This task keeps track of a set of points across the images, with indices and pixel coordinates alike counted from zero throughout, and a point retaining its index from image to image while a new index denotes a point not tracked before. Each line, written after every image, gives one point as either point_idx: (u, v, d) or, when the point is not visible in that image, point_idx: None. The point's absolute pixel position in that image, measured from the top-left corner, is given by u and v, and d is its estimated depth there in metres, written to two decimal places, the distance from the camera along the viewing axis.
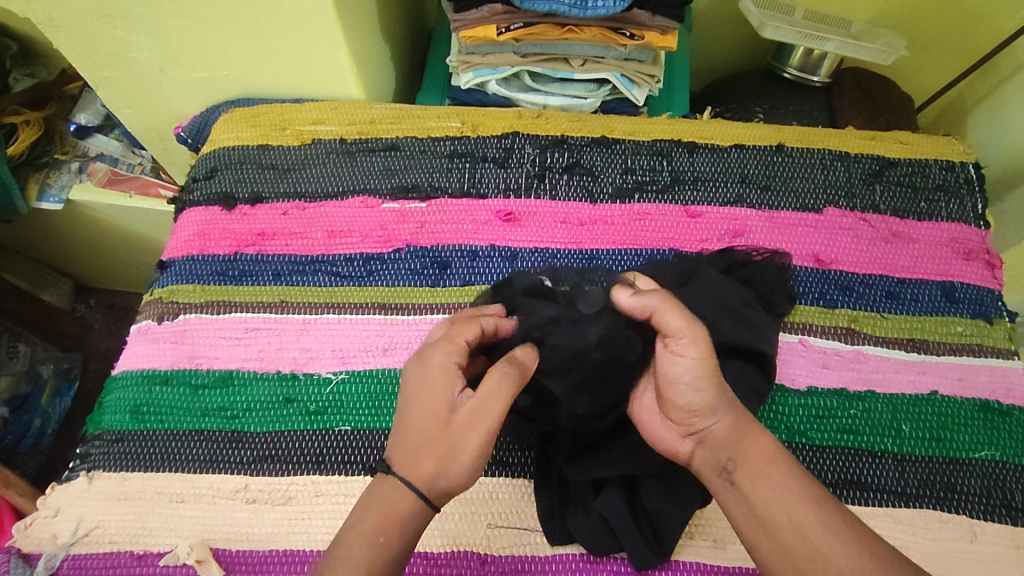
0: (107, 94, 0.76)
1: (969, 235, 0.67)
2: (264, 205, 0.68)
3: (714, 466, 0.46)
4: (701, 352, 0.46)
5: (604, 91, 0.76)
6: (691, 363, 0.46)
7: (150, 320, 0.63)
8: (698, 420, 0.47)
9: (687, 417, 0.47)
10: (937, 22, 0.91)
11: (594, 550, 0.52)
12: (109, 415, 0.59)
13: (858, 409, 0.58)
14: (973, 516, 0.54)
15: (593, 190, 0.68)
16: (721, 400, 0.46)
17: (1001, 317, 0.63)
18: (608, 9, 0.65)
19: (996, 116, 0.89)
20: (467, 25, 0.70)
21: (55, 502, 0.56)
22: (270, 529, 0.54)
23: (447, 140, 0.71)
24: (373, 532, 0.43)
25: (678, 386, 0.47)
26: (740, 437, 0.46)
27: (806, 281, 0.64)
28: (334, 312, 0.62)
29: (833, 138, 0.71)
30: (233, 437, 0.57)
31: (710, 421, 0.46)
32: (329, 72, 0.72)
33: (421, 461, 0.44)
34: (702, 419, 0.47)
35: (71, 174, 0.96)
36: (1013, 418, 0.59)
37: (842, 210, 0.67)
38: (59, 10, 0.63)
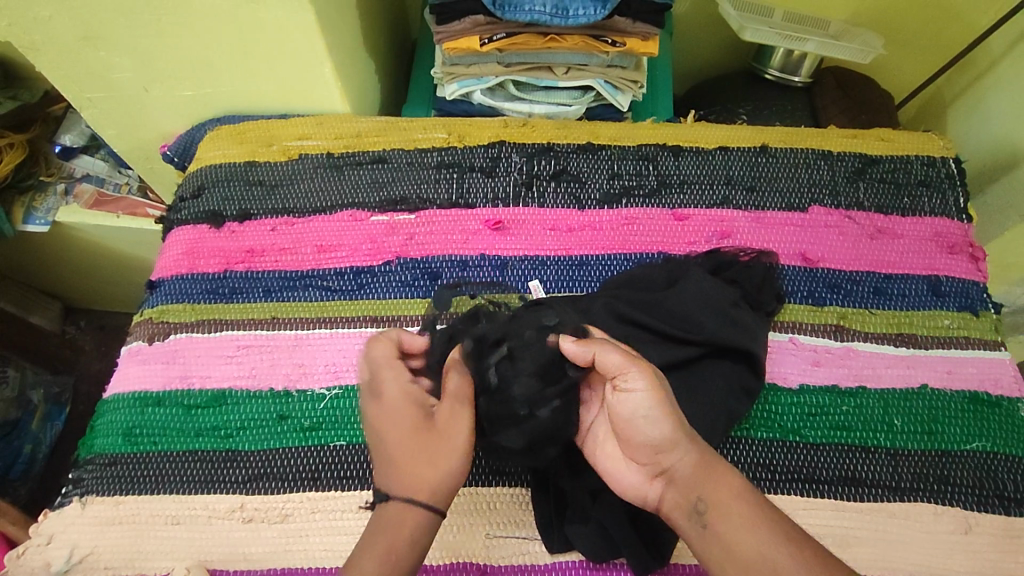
0: (91, 115, 0.76)
1: (953, 229, 0.67)
2: (251, 222, 0.68)
3: (685, 508, 0.45)
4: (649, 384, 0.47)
5: (588, 97, 0.76)
6: (644, 397, 0.47)
7: (139, 342, 0.63)
8: (663, 455, 0.47)
9: (653, 454, 0.47)
10: (913, 21, 0.92)
11: (593, 557, 0.52)
12: (102, 438, 0.59)
13: (850, 405, 0.58)
14: (967, 507, 0.55)
15: (580, 196, 0.68)
16: (682, 430, 0.47)
17: (987, 309, 0.64)
18: (588, 18, 0.66)
19: (973, 109, 0.91)
20: (451, 36, 0.71)
21: (49, 529, 0.55)
22: (268, 548, 0.54)
23: (434, 151, 0.71)
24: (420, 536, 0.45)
25: (636, 423, 0.47)
26: (709, 469, 0.46)
27: (793, 280, 0.64)
28: (325, 327, 0.62)
29: (816, 138, 0.72)
30: (227, 456, 0.57)
31: (678, 453, 0.46)
32: (315, 87, 0.72)
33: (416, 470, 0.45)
34: (667, 454, 0.47)
35: (57, 196, 0.95)
36: (1002, 408, 0.59)
37: (826, 208, 0.68)
38: (41, 33, 0.63)
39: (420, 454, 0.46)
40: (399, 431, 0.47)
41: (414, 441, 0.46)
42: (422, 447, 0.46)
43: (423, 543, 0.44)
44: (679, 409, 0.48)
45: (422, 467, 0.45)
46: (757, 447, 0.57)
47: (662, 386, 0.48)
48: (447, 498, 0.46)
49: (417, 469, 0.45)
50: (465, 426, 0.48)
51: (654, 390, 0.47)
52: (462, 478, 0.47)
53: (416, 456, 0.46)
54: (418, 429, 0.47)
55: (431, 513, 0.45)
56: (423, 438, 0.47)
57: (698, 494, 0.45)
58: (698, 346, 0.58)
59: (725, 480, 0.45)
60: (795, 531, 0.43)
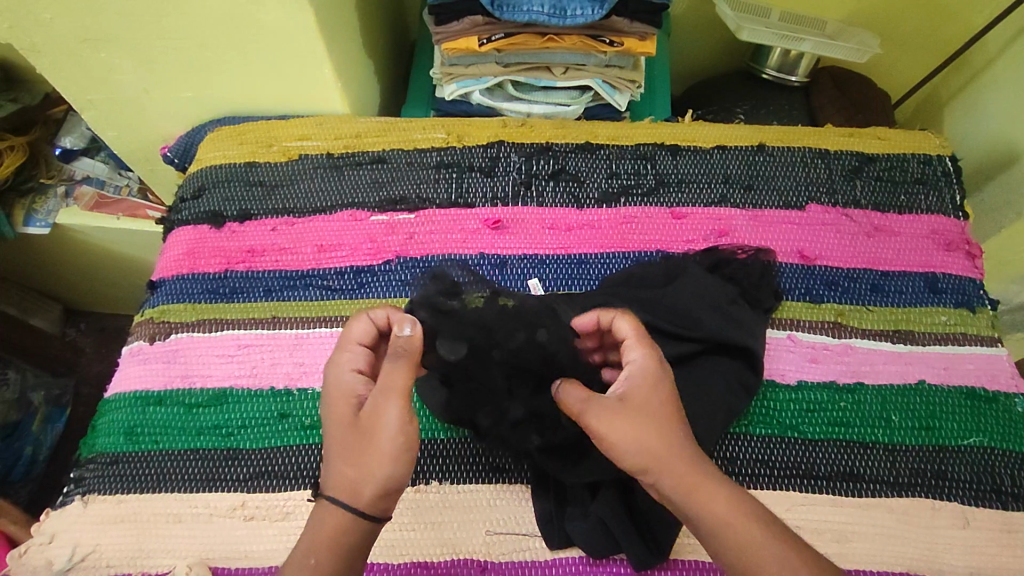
0: (92, 117, 0.76)
1: (949, 226, 0.68)
2: (251, 222, 0.68)
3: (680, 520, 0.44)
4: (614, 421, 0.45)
5: (586, 98, 0.77)
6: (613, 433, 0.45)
7: (141, 341, 0.63)
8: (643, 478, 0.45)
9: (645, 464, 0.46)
10: (909, 21, 0.93)
11: (594, 553, 0.52)
12: (103, 437, 0.59)
13: (848, 401, 0.59)
14: (965, 502, 0.55)
15: (579, 195, 0.68)
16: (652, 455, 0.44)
17: (984, 306, 0.64)
18: (586, 18, 0.66)
19: (969, 108, 0.91)
20: (449, 37, 0.71)
21: (51, 528, 0.55)
22: (270, 546, 0.54)
23: (434, 151, 0.71)
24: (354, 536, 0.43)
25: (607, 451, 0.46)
26: (694, 485, 0.43)
27: (791, 277, 0.65)
28: (326, 326, 0.63)
29: (813, 136, 0.73)
30: (228, 455, 0.57)
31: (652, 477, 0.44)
32: (314, 88, 0.72)
33: (343, 471, 0.44)
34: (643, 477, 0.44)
35: (57, 199, 0.96)
36: (999, 404, 0.60)
37: (823, 207, 0.68)
38: (42, 35, 0.64)
39: (356, 452, 0.44)
40: (333, 425, 0.46)
41: (340, 438, 0.45)
42: (374, 446, 0.43)
43: (348, 545, 0.43)
44: (645, 440, 0.44)
45: (344, 467, 0.44)
46: (755, 443, 0.57)
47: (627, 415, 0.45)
48: (373, 501, 0.43)
49: (338, 470, 0.44)
50: (392, 420, 0.44)
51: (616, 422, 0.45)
52: (390, 480, 0.43)
53: (340, 458, 0.44)
54: (349, 426, 0.45)
55: (353, 516, 0.43)
56: (354, 434, 0.44)
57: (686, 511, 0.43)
58: (696, 343, 0.58)
59: (716, 494, 0.43)
60: (788, 554, 0.41)
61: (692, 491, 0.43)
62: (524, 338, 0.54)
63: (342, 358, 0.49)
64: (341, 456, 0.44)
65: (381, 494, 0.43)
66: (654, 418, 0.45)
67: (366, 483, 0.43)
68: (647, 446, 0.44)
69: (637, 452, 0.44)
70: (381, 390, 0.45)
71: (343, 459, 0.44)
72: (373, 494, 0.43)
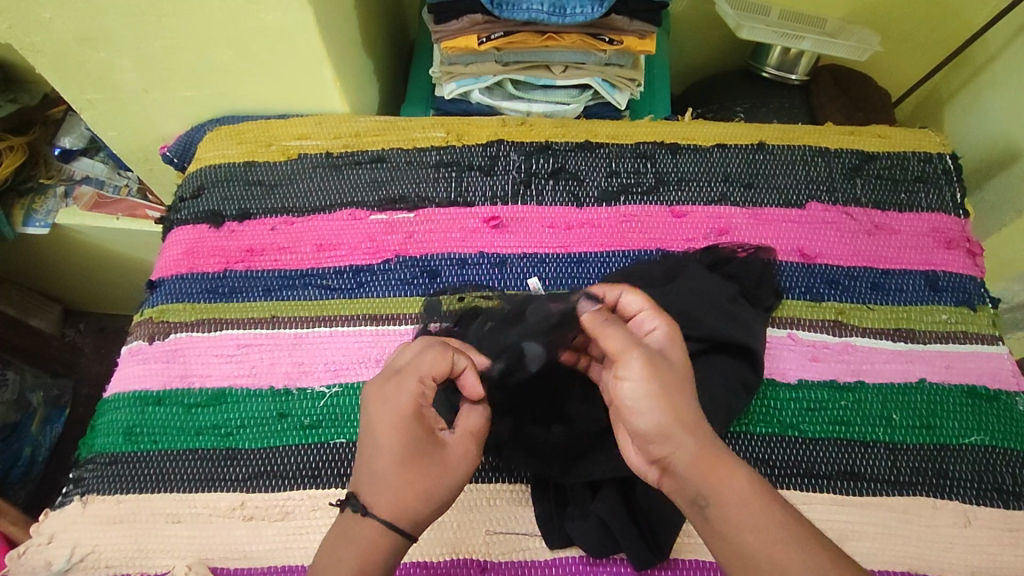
0: (91, 117, 0.76)
1: (950, 224, 0.68)
2: (251, 221, 0.68)
3: (686, 498, 0.43)
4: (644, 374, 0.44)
5: (586, 96, 0.77)
6: (641, 385, 0.44)
7: (140, 341, 0.63)
8: (653, 447, 0.44)
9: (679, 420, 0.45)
10: (909, 19, 0.93)
11: (594, 553, 0.52)
12: (102, 437, 0.59)
13: (849, 400, 0.59)
14: (966, 501, 0.55)
15: (579, 194, 0.68)
16: (676, 420, 0.43)
17: (985, 304, 0.64)
18: (585, 16, 0.66)
19: (970, 106, 0.91)
20: (449, 36, 0.71)
21: (50, 528, 0.55)
22: (269, 546, 0.54)
23: (433, 150, 0.71)
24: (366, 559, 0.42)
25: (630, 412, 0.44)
26: (708, 465, 0.42)
27: (792, 276, 0.65)
28: (325, 326, 0.62)
29: (813, 135, 0.72)
30: (227, 455, 0.57)
31: (671, 447, 0.43)
32: (313, 87, 0.72)
33: (400, 496, 0.43)
34: (661, 445, 0.43)
35: (57, 199, 0.95)
36: (1000, 402, 0.59)
37: (824, 205, 0.68)
38: (41, 34, 0.64)
39: (423, 482, 0.44)
40: (397, 439, 0.44)
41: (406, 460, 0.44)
42: (444, 481, 0.45)
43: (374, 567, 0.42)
44: (675, 403, 0.44)
45: (409, 495, 0.43)
46: (756, 442, 0.57)
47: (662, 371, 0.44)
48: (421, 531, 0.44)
49: (399, 491, 0.43)
50: (468, 467, 0.47)
51: (650, 371, 0.44)
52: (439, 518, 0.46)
53: (400, 483, 0.43)
54: (417, 453, 0.44)
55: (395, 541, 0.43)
56: (421, 464, 0.44)
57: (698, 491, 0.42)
58: (696, 341, 0.58)
59: (732, 476, 0.42)
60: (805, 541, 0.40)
61: (706, 471, 0.42)
62: (524, 336, 0.54)
63: (407, 380, 0.46)
64: (399, 480, 0.43)
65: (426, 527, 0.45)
66: (684, 383, 0.45)
67: (427, 514, 0.44)
68: (676, 415, 0.43)
69: (667, 426, 0.43)
70: (466, 435, 0.48)
71: (402, 484, 0.43)
72: (426, 525, 0.45)
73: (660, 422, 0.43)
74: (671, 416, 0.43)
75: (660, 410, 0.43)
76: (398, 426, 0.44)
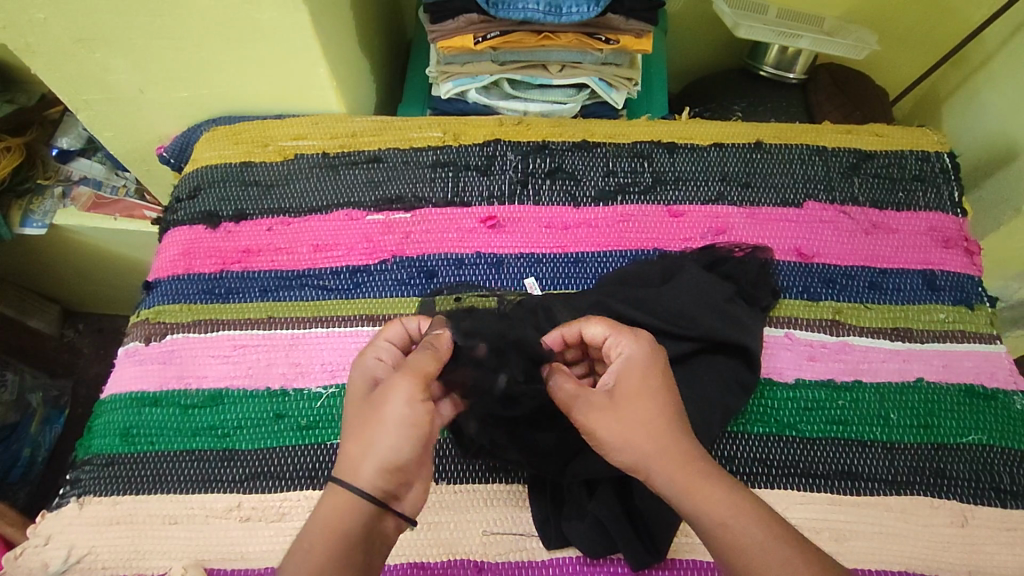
0: (87, 117, 0.76)
1: (947, 223, 0.68)
2: (248, 222, 0.68)
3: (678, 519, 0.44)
4: (599, 421, 0.45)
5: (583, 96, 0.77)
6: (603, 431, 0.45)
7: (136, 342, 0.63)
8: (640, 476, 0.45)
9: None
10: (907, 17, 0.92)
11: (590, 553, 0.52)
12: (99, 439, 0.59)
13: (846, 399, 0.59)
14: (964, 500, 0.55)
15: (576, 194, 0.68)
16: (642, 454, 0.44)
17: (983, 303, 0.64)
18: (582, 15, 0.66)
19: (968, 104, 0.91)
20: (445, 35, 0.71)
21: (47, 529, 0.55)
22: (265, 547, 0.54)
23: (430, 150, 0.71)
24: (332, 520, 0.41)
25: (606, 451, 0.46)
26: (692, 483, 0.42)
27: (789, 275, 0.64)
28: (322, 326, 0.62)
29: (811, 133, 0.72)
30: (223, 456, 0.57)
31: (650, 477, 0.44)
32: (310, 87, 0.72)
33: (347, 446, 0.43)
34: (641, 476, 0.44)
35: (54, 200, 0.95)
36: (997, 401, 0.59)
37: (821, 204, 0.68)
38: (36, 35, 0.63)
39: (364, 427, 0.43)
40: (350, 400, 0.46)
41: (354, 419, 0.44)
42: (381, 421, 0.43)
43: (337, 528, 0.40)
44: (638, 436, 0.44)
45: (350, 444, 0.43)
46: (753, 442, 0.57)
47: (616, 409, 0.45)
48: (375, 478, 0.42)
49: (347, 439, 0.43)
50: (404, 396, 0.43)
51: (603, 416, 0.45)
52: (395, 456, 0.42)
53: (349, 434, 0.44)
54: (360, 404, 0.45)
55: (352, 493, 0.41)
56: (365, 411, 0.44)
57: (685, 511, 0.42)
58: (693, 341, 0.58)
59: (717, 494, 0.42)
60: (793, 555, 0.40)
61: (692, 489, 0.42)
62: None
63: (368, 350, 0.50)
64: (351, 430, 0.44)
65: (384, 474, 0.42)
66: (644, 413, 0.45)
67: (371, 458, 0.42)
68: (640, 447, 0.44)
69: (638, 453, 0.44)
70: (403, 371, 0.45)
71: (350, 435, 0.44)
72: (377, 470, 0.42)
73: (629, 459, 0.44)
74: (638, 450, 0.44)
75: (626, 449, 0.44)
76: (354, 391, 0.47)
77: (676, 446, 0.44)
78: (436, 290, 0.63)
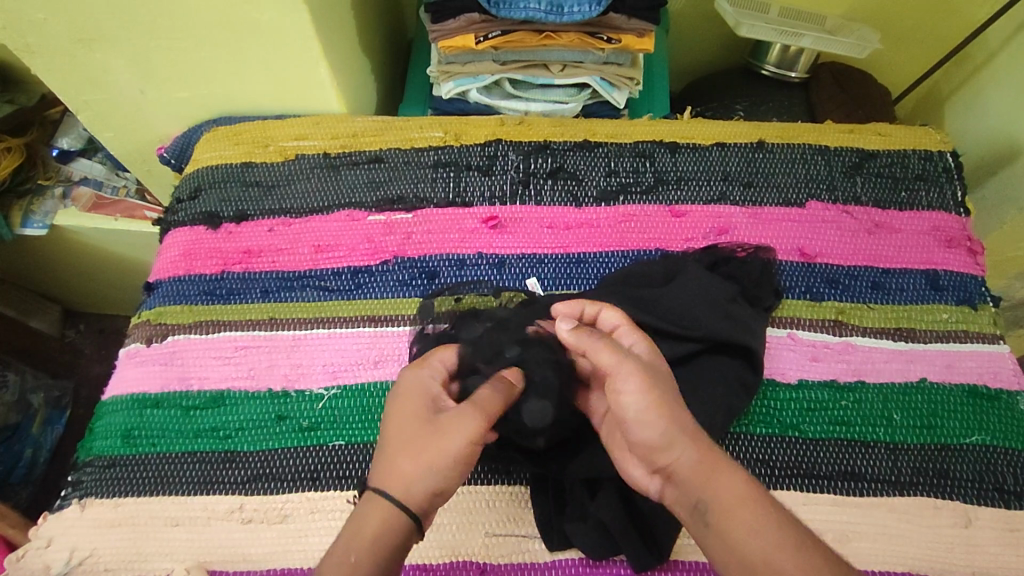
0: (87, 118, 0.76)
1: (950, 222, 0.67)
2: (249, 223, 0.68)
3: (685, 507, 0.43)
4: (639, 384, 0.45)
5: (584, 95, 0.76)
6: (639, 400, 0.45)
7: (137, 344, 0.63)
8: (662, 457, 0.44)
9: (649, 455, 0.45)
10: (909, 16, 0.92)
11: (593, 555, 0.52)
12: (100, 440, 0.59)
13: (848, 400, 0.58)
14: (967, 501, 0.55)
15: (577, 194, 0.68)
16: (678, 430, 0.44)
17: (986, 302, 0.64)
18: (583, 14, 0.65)
19: (970, 102, 0.91)
20: (446, 35, 0.70)
21: (48, 532, 0.55)
22: (267, 548, 0.54)
23: (431, 150, 0.71)
24: (375, 537, 0.40)
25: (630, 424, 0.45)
26: (708, 469, 0.42)
27: (791, 275, 0.64)
28: (323, 327, 0.62)
29: (813, 132, 0.72)
30: (225, 457, 0.57)
31: (674, 456, 0.43)
32: (310, 87, 0.72)
33: (401, 464, 0.43)
34: (664, 457, 0.44)
35: (55, 200, 0.95)
36: (1001, 401, 0.59)
37: (823, 203, 0.68)
38: (36, 35, 0.63)
39: (424, 445, 0.44)
40: (403, 412, 0.46)
41: (408, 434, 0.44)
42: (446, 448, 0.44)
43: (385, 544, 0.40)
44: (668, 417, 0.44)
45: (405, 461, 0.43)
46: (756, 443, 0.57)
47: (655, 387, 0.45)
48: (423, 500, 0.43)
49: (404, 458, 0.43)
50: (468, 430, 0.44)
51: (644, 389, 0.45)
52: (444, 486, 0.44)
53: (404, 451, 0.44)
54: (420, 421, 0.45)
55: (397, 510, 0.42)
56: (426, 430, 0.44)
57: (699, 495, 0.42)
58: (695, 342, 0.58)
59: (726, 480, 0.42)
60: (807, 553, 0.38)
61: (705, 471, 0.42)
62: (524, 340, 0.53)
63: (420, 365, 0.50)
64: (411, 445, 0.44)
65: (429, 497, 0.43)
66: (673, 400, 0.45)
67: (427, 484, 0.43)
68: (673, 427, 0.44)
69: (673, 435, 0.43)
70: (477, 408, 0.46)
71: (407, 450, 0.44)
72: (427, 495, 0.43)
73: (659, 437, 0.44)
74: (673, 428, 0.44)
75: (659, 426, 0.44)
76: (405, 403, 0.47)
77: (703, 433, 0.44)
78: (436, 291, 0.63)
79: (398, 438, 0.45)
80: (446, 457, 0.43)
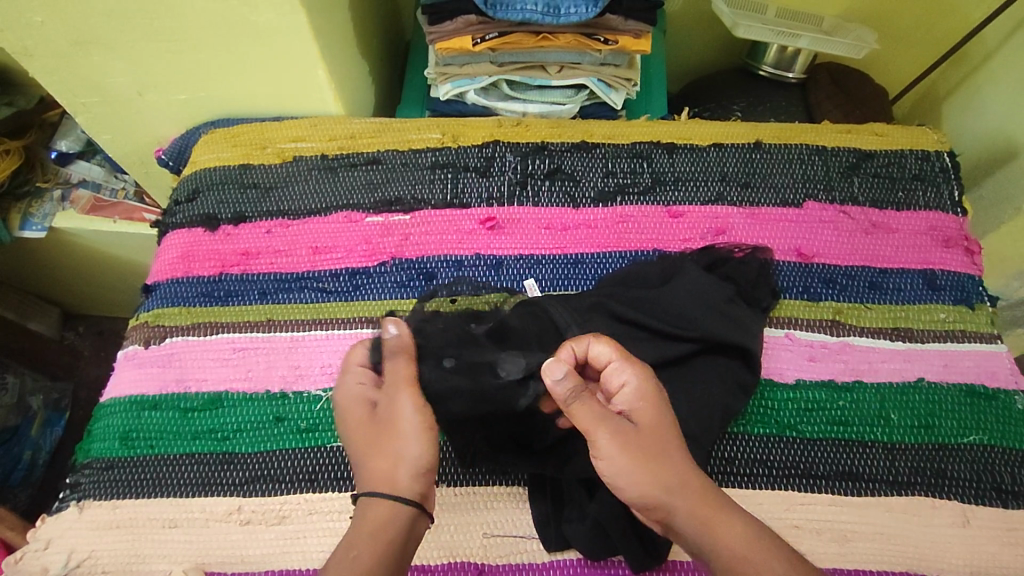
0: (85, 120, 0.76)
1: (947, 223, 0.67)
2: (246, 225, 0.68)
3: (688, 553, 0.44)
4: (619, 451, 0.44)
5: (581, 96, 0.77)
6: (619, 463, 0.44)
7: (135, 345, 0.63)
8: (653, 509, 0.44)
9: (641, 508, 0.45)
10: (907, 15, 0.92)
11: (591, 555, 0.52)
12: (98, 443, 0.59)
13: (846, 400, 0.58)
14: (966, 501, 0.55)
15: (575, 195, 0.68)
16: (665, 487, 0.44)
17: (984, 302, 0.64)
18: (580, 16, 0.66)
19: (968, 102, 0.91)
20: (443, 36, 0.71)
21: (46, 534, 0.55)
22: (266, 550, 0.54)
23: (428, 152, 0.71)
24: (375, 529, 0.42)
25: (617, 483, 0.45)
26: (705, 515, 0.43)
27: (789, 275, 0.64)
28: (322, 328, 0.62)
29: (810, 133, 0.72)
30: (223, 459, 0.57)
31: (666, 510, 0.44)
32: (308, 89, 0.72)
33: (374, 465, 0.45)
34: (655, 510, 0.44)
35: (54, 202, 0.95)
36: (999, 401, 0.59)
37: (821, 204, 0.68)
38: (33, 38, 0.63)
39: (386, 442, 0.45)
40: (354, 425, 0.47)
41: (364, 438, 0.46)
42: (402, 431, 0.46)
43: (391, 538, 0.42)
44: (660, 471, 0.44)
45: (376, 461, 0.45)
46: (754, 443, 0.57)
47: (639, 450, 0.44)
48: (408, 482, 0.44)
49: (372, 462, 0.45)
50: (410, 407, 0.46)
51: (627, 457, 0.44)
52: (421, 458, 0.45)
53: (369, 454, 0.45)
54: (365, 424, 0.47)
55: (391, 502, 0.43)
56: (377, 430, 0.46)
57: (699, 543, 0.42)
58: (692, 342, 0.58)
59: (727, 526, 0.42)
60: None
61: (705, 520, 0.43)
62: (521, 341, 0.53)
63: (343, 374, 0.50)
64: (372, 450, 0.45)
65: (416, 476, 0.45)
66: (665, 453, 0.45)
67: (404, 469, 0.44)
68: (664, 482, 0.44)
69: (665, 491, 0.44)
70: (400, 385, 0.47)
71: (369, 456, 0.45)
72: (409, 475, 0.44)
73: (648, 494, 0.44)
74: (660, 483, 0.44)
75: (646, 484, 0.44)
76: (349, 416, 0.48)
77: (698, 480, 0.44)
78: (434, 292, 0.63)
79: (360, 451, 0.46)
80: (411, 441, 0.45)
